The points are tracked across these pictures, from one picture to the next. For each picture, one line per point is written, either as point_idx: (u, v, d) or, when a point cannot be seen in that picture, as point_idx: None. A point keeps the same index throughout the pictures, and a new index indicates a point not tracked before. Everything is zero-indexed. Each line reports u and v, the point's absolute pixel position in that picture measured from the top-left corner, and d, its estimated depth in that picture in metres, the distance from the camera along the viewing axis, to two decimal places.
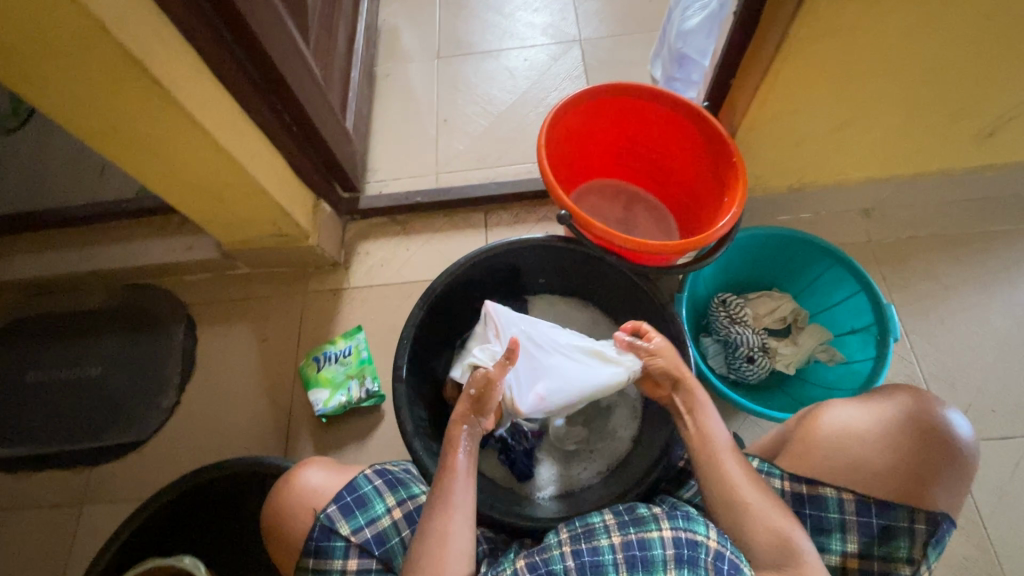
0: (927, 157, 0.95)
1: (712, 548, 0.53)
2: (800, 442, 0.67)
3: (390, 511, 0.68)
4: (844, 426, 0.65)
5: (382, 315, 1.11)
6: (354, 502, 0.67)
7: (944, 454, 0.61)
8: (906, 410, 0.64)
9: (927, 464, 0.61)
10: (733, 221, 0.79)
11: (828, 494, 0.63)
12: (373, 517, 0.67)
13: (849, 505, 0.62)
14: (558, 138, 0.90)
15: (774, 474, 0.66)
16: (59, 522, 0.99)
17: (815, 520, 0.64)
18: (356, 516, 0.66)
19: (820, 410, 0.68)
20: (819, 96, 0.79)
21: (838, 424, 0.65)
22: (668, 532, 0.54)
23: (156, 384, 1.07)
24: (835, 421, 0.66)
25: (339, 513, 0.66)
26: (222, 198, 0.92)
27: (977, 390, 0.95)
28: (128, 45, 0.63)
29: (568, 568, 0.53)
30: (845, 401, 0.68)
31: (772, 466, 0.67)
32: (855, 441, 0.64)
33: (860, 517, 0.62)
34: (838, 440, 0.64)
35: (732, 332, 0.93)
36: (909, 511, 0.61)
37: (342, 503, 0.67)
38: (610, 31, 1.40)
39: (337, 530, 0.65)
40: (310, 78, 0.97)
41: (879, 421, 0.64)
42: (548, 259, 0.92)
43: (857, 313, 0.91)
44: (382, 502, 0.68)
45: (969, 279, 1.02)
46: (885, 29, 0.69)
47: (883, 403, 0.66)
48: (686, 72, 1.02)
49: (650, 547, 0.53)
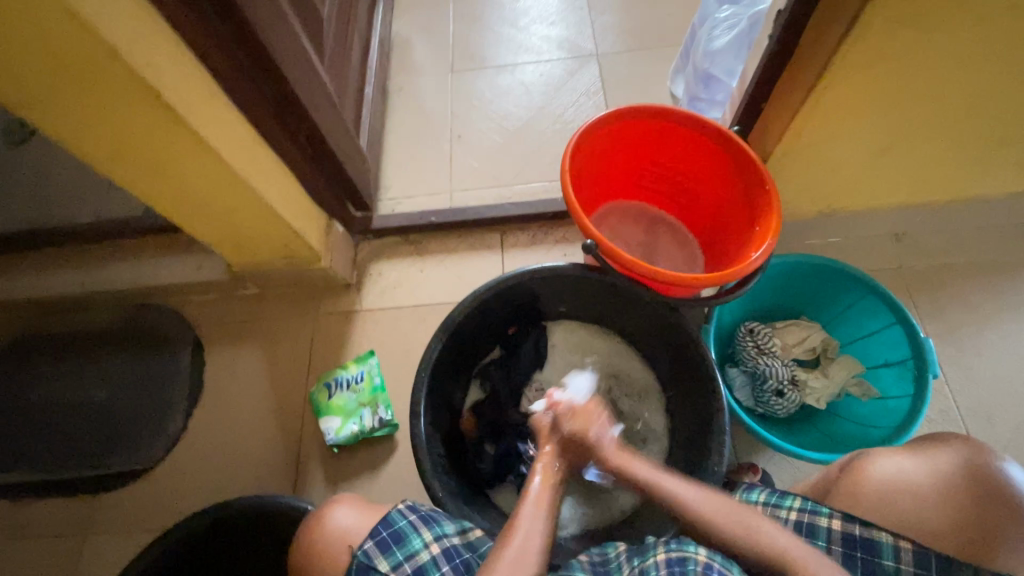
0: (964, 182, 0.91)
1: (701, 562, 0.53)
2: (849, 487, 0.66)
3: (428, 546, 0.63)
4: (894, 475, 0.65)
5: (395, 338, 1.08)
6: (390, 537, 0.63)
7: (1006, 508, 0.58)
8: (960, 461, 0.63)
9: (987, 519, 0.58)
10: (767, 253, 0.76)
11: (882, 539, 0.60)
12: (411, 552, 0.62)
13: (906, 554, 0.59)
14: (582, 161, 0.87)
15: (822, 512, 0.64)
16: (61, 552, 0.96)
17: (868, 566, 0.61)
18: (394, 552, 0.62)
19: (868, 458, 0.67)
20: (857, 121, 0.76)
21: (887, 473, 0.65)
22: (705, 555, 0.54)
23: (162, 408, 1.04)
24: (884, 469, 0.65)
25: (377, 548, 0.62)
26: (234, 220, 0.89)
27: (1016, 427, 0.91)
28: (140, 68, 0.60)
29: None
30: (892, 451, 0.67)
31: (817, 505, 0.65)
32: (906, 491, 0.63)
33: (918, 569, 0.58)
34: (887, 487, 0.64)
35: (760, 364, 0.90)
36: (978, 571, 0.56)
37: (378, 539, 0.63)
38: (628, 45, 1.37)
39: (375, 567, 0.61)
40: (325, 96, 0.95)
41: (930, 471, 0.63)
42: (569, 288, 0.89)
43: (892, 346, 0.87)
44: (419, 537, 0.63)
45: (1005, 309, 0.99)
46: (932, 55, 0.65)
47: (935, 454, 0.65)
48: (711, 93, 1.00)
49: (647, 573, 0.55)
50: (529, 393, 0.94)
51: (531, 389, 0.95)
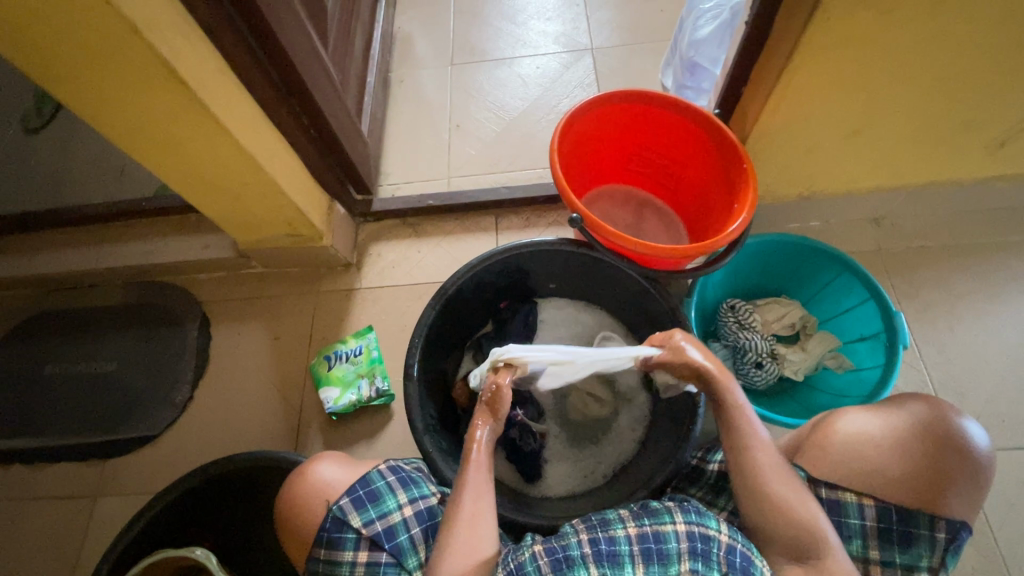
0: (938, 166, 0.95)
1: (724, 542, 0.56)
2: (816, 446, 0.66)
3: (401, 507, 0.68)
4: (858, 433, 0.65)
5: (393, 315, 1.12)
6: (366, 495, 0.68)
7: (960, 461, 0.61)
8: (925, 421, 0.63)
9: (945, 472, 0.61)
10: (743, 227, 0.80)
11: (850, 500, 0.63)
12: (385, 511, 0.67)
13: (870, 511, 0.62)
14: (571, 143, 0.92)
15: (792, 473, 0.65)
16: (71, 512, 1.01)
17: (835, 524, 0.63)
18: (368, 510, 0.67)
19: (834, 417, 0.67)
20: (828, 104, 0.80)
21: (852, 431, 0.65)
22: (682, 526, 0.57)
23: (170, 379, 1.09)
24: (849, 427, 0.65)
25: (352, 505, 0.67)
26: (240, 197, 0.94)
27: (987, 400, 0.94)
28: (157, 46, 0.65)
29: (585, 554, 0.55)
30: (856, 408, 0.67)
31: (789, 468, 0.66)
32: (871, 450, 0.63)
33: (880, 522, 0.62)
34: (853, 445, 0.64)
35: (740, 337, 0.94)
36: (931, 519, 0.61)
37: (354, 496, 0.67)
38: (621, 39, 1.42)
39: (348, 522, 0.66)
40: (328, 81, 1.00)
41: (894, 429, 0.64)
42: (557, 263, 0.93)
43: (867, 320, 0.91)
44: (393, 498, 0.68)
45: (979, 289, 1.02)
46: (894, 38, 0.70)
47: (900, 414, 0.65)
48: (698, 81, 1.04)
49: (665, 541, 0.56)
50: None
51: None
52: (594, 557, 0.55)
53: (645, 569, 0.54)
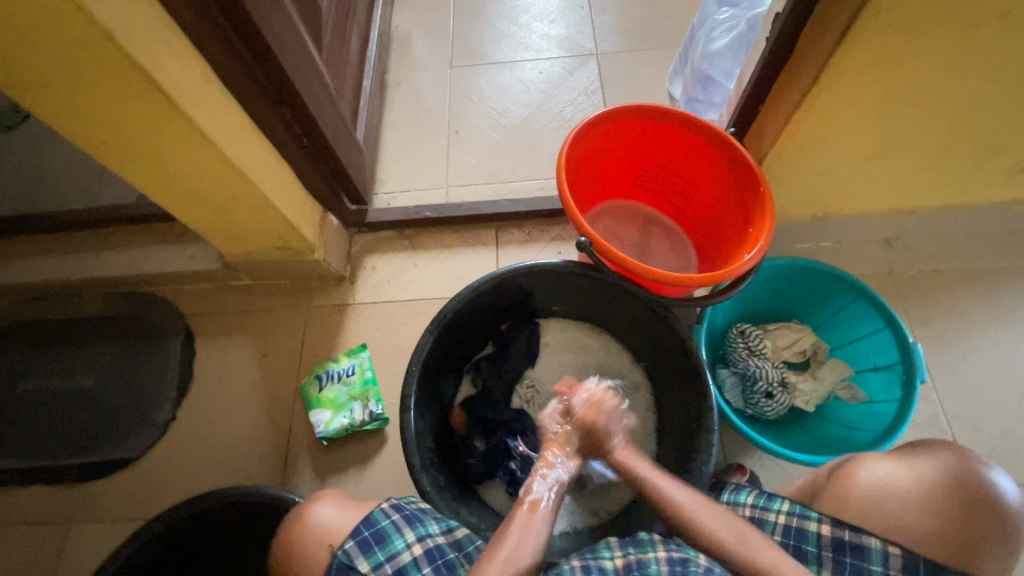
0: (956, 189, 0.92)
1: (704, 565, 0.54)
2: (836, 495, 0.64)
3: (410, 546, 0.61)
4: (882, 482, 0.62)
5: (387, 333, 1.07)
6: (371, 537, 0.61)
7: (990, 514, 0.58)
8: (949, 472, 0.60)
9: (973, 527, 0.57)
10: (760, 255, 0.76)
11: (872, 544, 0.58)
12: (393, 552, 0.60)
13: (895, 560, 0.57)
14: (578, 159, 0.87)
15: (810, 517, 0.63)
16: (45, 539, 0.95)
17: (855, 570, 0.59)
18: (375, 552, 0.60)
19: (855, 464, 0.64)
20: (851, 127, 0.77)
21: (875, 480, 0.62)
22: (663, 553, 0.56)
23: (152, 397, 1.04)
24: (872, 476, 0.63)
25: (357, 548, 0.60)
26: (228, 209, 0.88)
27: (1001, 432, 0.92)
28: (135, 55, 0.59)
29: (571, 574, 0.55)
30: (878, 455, 0.65)
31: (806, 509, 0.64)
32: (893, 500, 0.61)
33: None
34: (875, 495, 0.61)
35: (750, 365, 0.90)
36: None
37: (360, 538, 0.61)
38: (627, 45, 1.38)
39: (355, 567, 0.59)
40: (322, 87, 0.94)
41: (920, 477, 0.61)
42: (562, 286, 0.89)
43: (881, 350, 0.88)
44: (401, 537, 0.61)
45: (993, 315, 0.99)
46: (925, 62, 0.66)
47: (924, 463, 0.62)
48: (709, 94, 1.00)
49: (646, 566, 0.55)
50: (521, 390, 0.95)
51: (523, 386, 0.95)
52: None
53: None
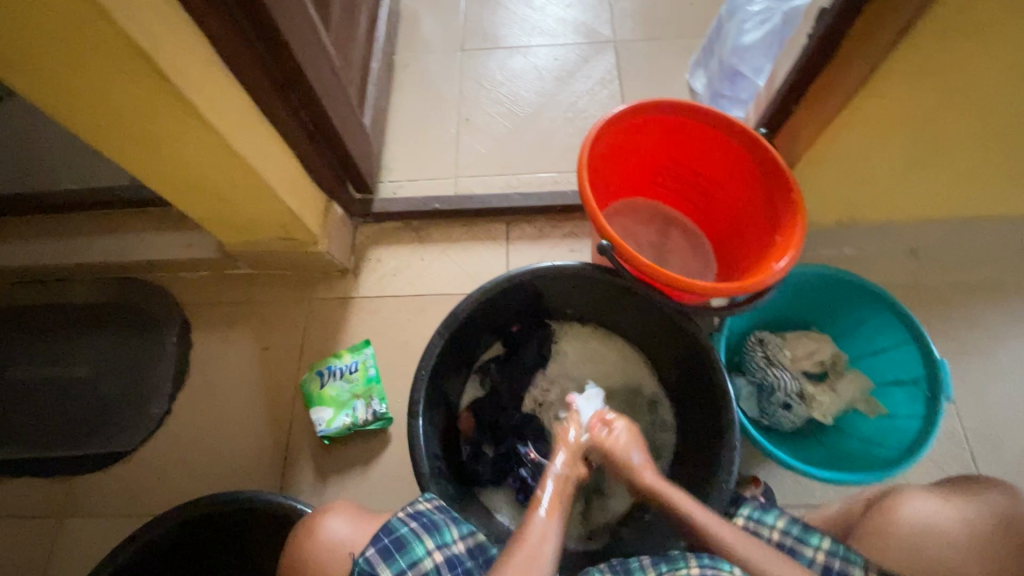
0: (990, 200, 0.88)
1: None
2: (875, 530, 0.64)
3: (431, 554, 0.60)
4: (924, 520, 0.61)
5: (392, 329, 1.04)
6: (392, 544, 0.60)
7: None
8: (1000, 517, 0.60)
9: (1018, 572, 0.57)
10: (790, 264, 0.72)
11: None
12: (415, 559, 0.59)
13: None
14: (599, 156, 0.83)
15: (852, 560, 0.60)
16: (35, 534, 0.92)
17: None
18: (397, 559, 0.59)
19: (897, 500, 0.64)
20: (892, 134, 0.73)
21: (918, 518, 0.62)
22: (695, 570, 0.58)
23: (147, 389, 1.00)
24: (915, 513, 0.62)
25: (378, 556, 0.59)
26: (229, 198, 0.84)
27: (1021, 451, 0.90)
28: (132, 32, 0.54)
29: None
30: (925, 493, 0.63)
31: (849, 552, 0.61)
32: (936, 540, 0.60)
33: None
34: (917, 535, 0.61)
35: (769, 374, 0.87)
36: None
37: (381, 546, 0.59)
38: (646, 33, 1.32)
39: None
40: (329, 70, 0.89)
41: (962, 518, 0.61)
42: (578, 289, 0.85)
43: (904, 364, 0.85)
44: (421, 544, 0.60)
45: (1016, 330, 0.97)
46: (980, 69, 0.62)
47: (970, 504, 0.61)
48: (736, 90, 0.96)
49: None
50: (534, 392, 0.92)
51: (536, 389, 0.92)
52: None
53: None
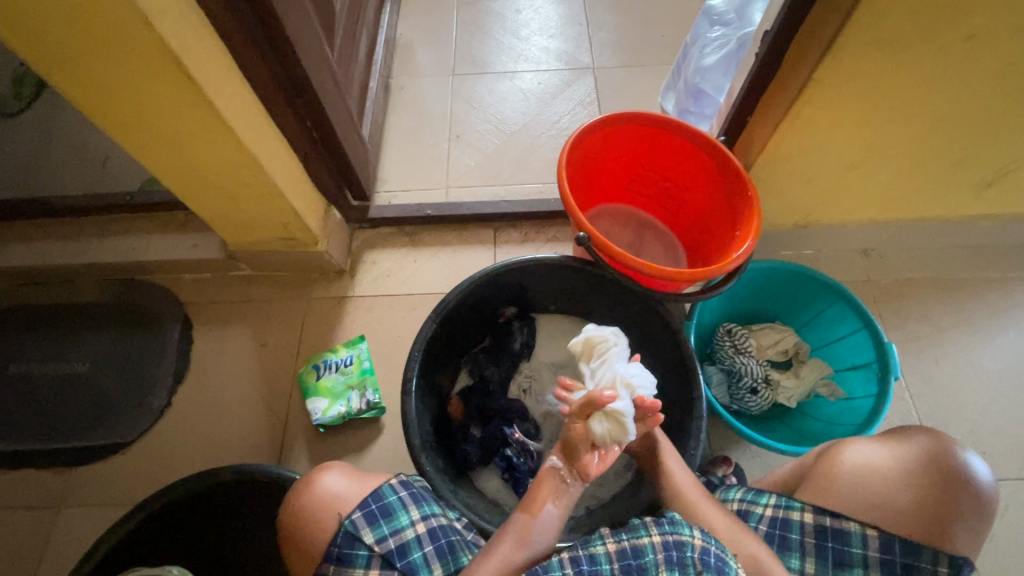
0: (928, 202, 0.99)
1: (698, 546, 0.54)
2: (822, 476, 0.67)
3: (414, 524, 0.63)
4: (865, 464, 0.65)
5: (386, 325, 1.10)
6: (378, 510, 0.63)
7: (970, 497, 0.61)
8: (928, 455, 0.64)
9: (952, 503, 0.61)
10: (748, 253, 0.80)
11: (852, 528, 0.63)
12: (398, 527, 0.62)
13: (873, 541, 0.62)
14: (577, 161, 0.92)
15: (794, 507, 0.66)
16: (32, 524, 0.94)
17: (838, 555, 0.63)
18: (381, 525, 0.62)
19: (839, 446, 0.68)
20: (833, 138, 0.83)
21: (859, 462, 0.66)
22: (657, 537, 0.55)
23: (148, 382, 1.04)
24: (855, 458, 0.66)
25: (364, 520, 0.62)
26: (238, 196, 0.91)
27: (969, 431, 0.97)
28: (169, 39, 0.62)
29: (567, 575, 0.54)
30: (865, 439, 0.68)
31: (790, 499, 0.67)
32: (877, 480, 0.64)
33: (883, 554, 0.61)
34: (859, 475, 0.65)
35: (736, 361, 0.94)
36: (932, 552, 0.60)
37: (367, 510, 0.62)
38: (622, 61, 1.44)
39: (360, 537, 0.61)
40: (333, 84, 0.98)
41: (900, 460, 0.65)
42: (559, 281, 0.92)
43: (858, 349, 0.92)
44: (407, 513, 0.64)
45: (962, 322, 1.06)
46: (899, 80, 0.72)
47: (906, 447, 0.66)
48: (701, 107, 1.06)
49: (643, 554, 0.54)
50: (519, 379, 0.97)
51: (520, 375, 0.98)
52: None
53: None
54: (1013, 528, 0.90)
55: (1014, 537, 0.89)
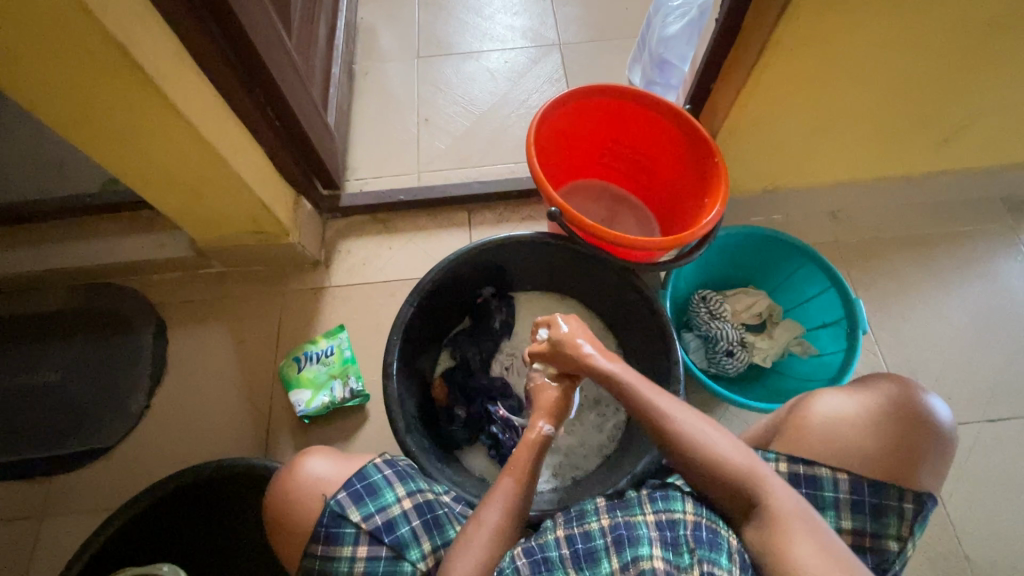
0: (889, 161, 1.01)
1: (690, 522, 0.58)
2: (795, 428, 0.69)
3: (401, 500, 0.64)
4: (835, 414, 0.68)
5: (365, 314, 1.09)
6: (363, 489, 0.63)
7: (930, 439, 0.65)
8: (892, 400, 0.67)
9: (914, 444, 0.65)
10: (717, 218, 0.81)
11: (824, 473, 0.65)
12: (384, 504, 0.63)
13: (843, 484, 0.65)
14: (545, 138, 0.92)
15: (769, 458, 0.68)
16: (15, 536, 0.93)
17: (811, 499, 0.66)
18: (367, 503, 0.62)
19: (811, 399, 0.70)
20: (793, 103, 0.84)
21: (829, 412, 0.68)
22: (650, 515, 0.60)
23: (125, 387, 1.02)
24: (826, 408, 0.69)
25: (349, 499, 0.62)
26: (202, 191, 0.89)
27: (936, 380, 1.01)
28: (113, 30, 0.60)
29: (563, 555, 0.60)
30: (833, 390, 0.71)
31: (765, 452, 0.69)
32: (845, 428, 0.67)
33: (853, 495, 0.64)
34: (830, 423, 0.67)
35: (712, 327, 0.96)
36: (898, 490, 0.64)
37: (352, 490, 0.63)
38: (588, 36, 1.43)
39: (346, 516, 0.61)
40: (293, 71, 0.95)
41: (868, 407, 0.67)
42: (535, 256, 0.92)
43: (828, 307, 0.95)
44: (392, 491, 0.64)
45: (926, 277, 1.09)
46: (853, 42, 0.74)
47: (872, 394, 0.68)
48: (666, 77, 1.07)
49: (635, 528, 0.59)
50: (501, 358, 0.99)
51: (503, 354, 0.99)
52: (573, 559, 0.59)
53: (618, 556, 0.57)
54: (978, 469, 0.95)
55: (977, 475, 0.95)
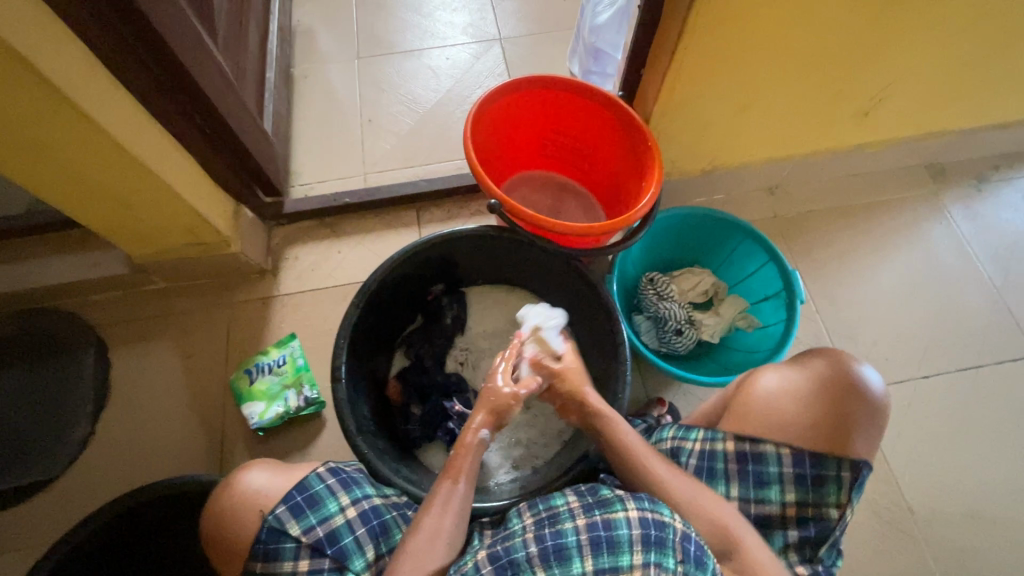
0: (817, 136, 1.05)
1: (679, 529, 0.54)
2: (739, 406, 0.72)
3: (344, 509, 0.63)
4: (775, 390, 0.70)
5: (317, 320, 1.07)
6: (304, 501, 0.62)
7: (862, 407, 0.68)
8: (828, 374, 0.70)
9: (848, 415, 0.67)
10: (654, 200, 0.83)
11: (768, 450, 0.67)
12: (326, 515, 0.62)
13: (786, 458, 0.67)
14: (483, 132, 0.92)
15: (717, 438, 0.71)
16: None
17: (757, 475, 0.68)
18: (308, 515, 0.62)
19: (754, 378, 0.73)
20: (718, 84, 0.87)
21: (771, 389, 0.71)
22: (633, 512, 0.55)
23: (64, 414, 0.97)
24: (767, 386, 0.71)
25: (289, 513, 0.62)
26: (131, 205, 0.86)
27: (874, 342, 1.06)
28: (10, 38, 0.58)
29: (531, 554, 0.53)
30: (775, 367, 0.73)
31: (714, 432, 0.72)
32: (786, 404, 0.69)
33: (795, 468, 0.66)
34: (771, 400, 0.70)
35: (661, 307, 0.99)
36: (836, 459, 0.66)
37: (292, 503, 0.62)
38: (528, 29, 1.44)
39: (286, 531, 0.61)
40: (222, 77, 0.93)
41: (805, 382, 0.70)
42: (482, 250, 0.92)
43: (768, 281, 0.99)
44: (335, 501, 0.64)
45: (860, 245, 1.14)
46: (767, 22, 0.76)
47: (809, 370, 0.71)
48: (602, 66, 1.09)
49: (615, 528, 0.54)
50: (455, 353, 0.99)
51: (457, 349, 0.99)
52: (541, 557, 0.53)
53: (594, 560, 0.52)
54: (916, 423, 1.01)
55: (915, 429, 1.00)
